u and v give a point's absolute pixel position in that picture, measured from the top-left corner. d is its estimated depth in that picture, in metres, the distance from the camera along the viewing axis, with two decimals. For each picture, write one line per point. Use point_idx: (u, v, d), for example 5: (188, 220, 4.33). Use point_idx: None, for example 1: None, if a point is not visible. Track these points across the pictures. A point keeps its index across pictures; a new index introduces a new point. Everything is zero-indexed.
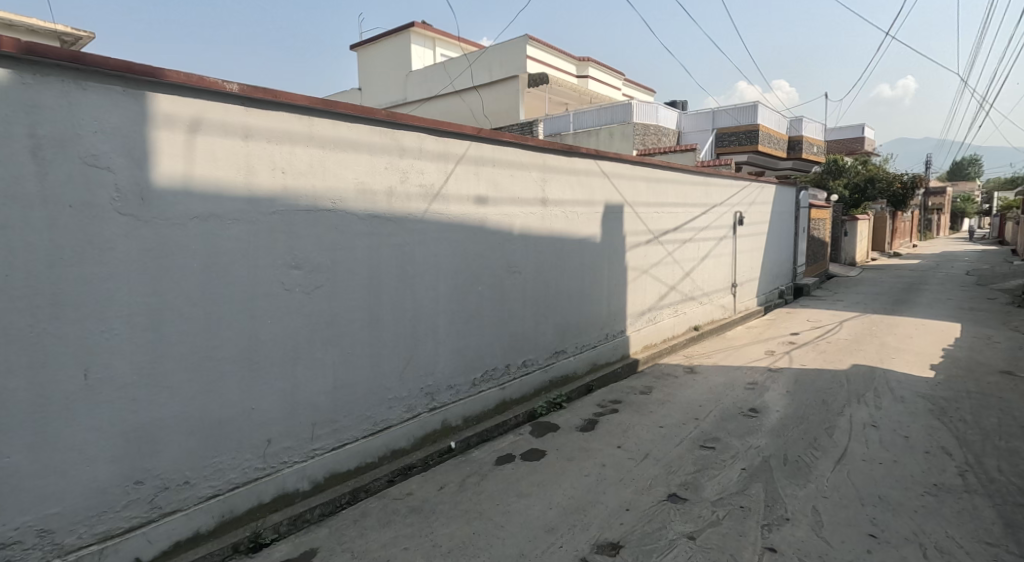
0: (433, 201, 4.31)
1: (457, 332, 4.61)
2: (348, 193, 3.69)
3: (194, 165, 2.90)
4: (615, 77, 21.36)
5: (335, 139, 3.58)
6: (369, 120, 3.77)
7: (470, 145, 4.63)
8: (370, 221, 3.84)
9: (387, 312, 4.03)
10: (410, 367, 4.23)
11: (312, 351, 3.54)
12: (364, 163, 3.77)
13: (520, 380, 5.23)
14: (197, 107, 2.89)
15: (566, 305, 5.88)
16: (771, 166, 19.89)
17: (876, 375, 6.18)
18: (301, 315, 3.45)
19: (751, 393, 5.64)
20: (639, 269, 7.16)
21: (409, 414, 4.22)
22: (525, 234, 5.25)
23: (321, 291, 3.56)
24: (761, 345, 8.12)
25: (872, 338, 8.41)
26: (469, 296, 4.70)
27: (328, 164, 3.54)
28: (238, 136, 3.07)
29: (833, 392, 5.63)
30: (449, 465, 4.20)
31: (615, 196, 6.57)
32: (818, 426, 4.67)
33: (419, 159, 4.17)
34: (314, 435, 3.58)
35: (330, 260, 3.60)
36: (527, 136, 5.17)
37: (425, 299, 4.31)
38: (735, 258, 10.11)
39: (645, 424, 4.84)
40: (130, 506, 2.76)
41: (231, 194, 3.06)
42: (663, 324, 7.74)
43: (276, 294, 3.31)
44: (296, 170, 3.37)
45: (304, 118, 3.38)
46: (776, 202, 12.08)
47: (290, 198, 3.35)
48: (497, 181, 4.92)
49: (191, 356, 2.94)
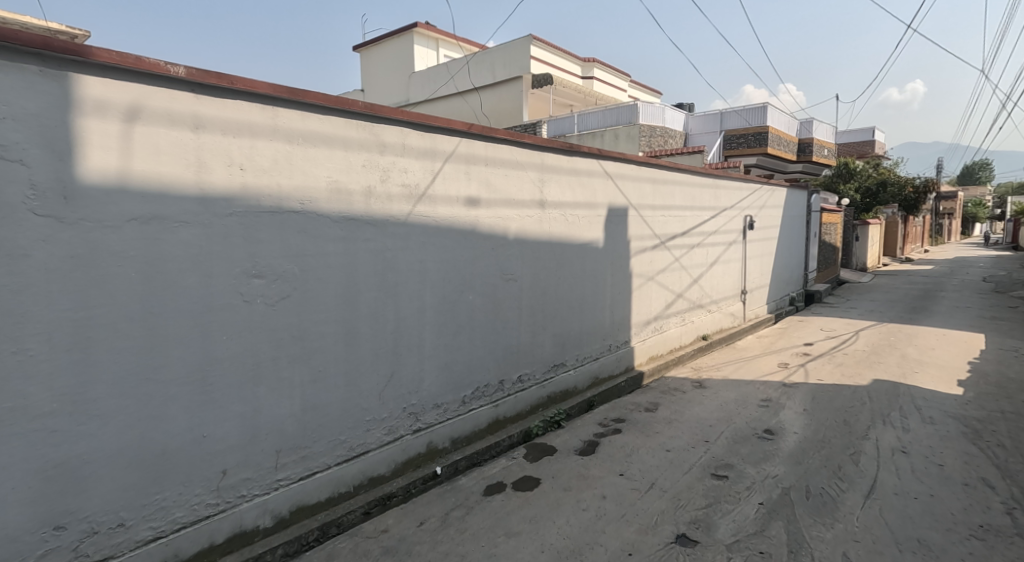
0: (418, 203, 3.92)
1: (444, 346, 4.22)
2: (321, 193, 3.31)
3: (132, 159, 2.52)
4: (621, 77, 20.86)
5: (305, 133, 3.20)
6: (344, 111, 3.40)
7: (460, 142, 4.24)
8: (346, 225, 3.46)
9: (365, 325, 3.64)
10: (391, 386, 3.84)
11: (277, 369, 3.16)
12: (339, 160, 3.39)
13: (514, 396, 4.84)
14: (136, 91, 2.52)
15: (565, 315, 5.48)
16: (781, 169, 19.42)
17: (900, 392, 5.73)
18: (264, 330, 3.07)
19: (765, 411, 5.21)
20: (644, 276, 6.75)
21: (390, 437, 3.84)
22: (522, 238, 4.86)
23: (288, 303, 3.18)
24: (774, 356, 7.67)
25: (891, 350, 7.94)
26: (458, 307, 4.31)
27: (295, 160, 3.16)
28: (187, 126, 2.69)
29: (855, 411, 5.20)
30: (432, 495, 3.81)
31: (619, 198, 6.16)
32: (841, 451, 4.24)
33: (402, 156, 3.79)
34: (279, 464, 3.20)
35: (298, 268, 3.22)
36: (523, 134, 4.78)
37: (408, 309, 3.92)
38: (745, 263, 9.67)
39: (650, 447, 4.43)
40: (48, 556, 2.39)
41: (180, 194, 2.68)
42: (670, 333, 7.33)
43: (234, 306, 2.93)
44: (258, 167, 2.99)
45: (267, 108, 3.01)
46: (788, 206, 11.62)
47: (251, 199, 2.97)
48: (490, 181, 4.53)
49: (128, 380, 2.56)
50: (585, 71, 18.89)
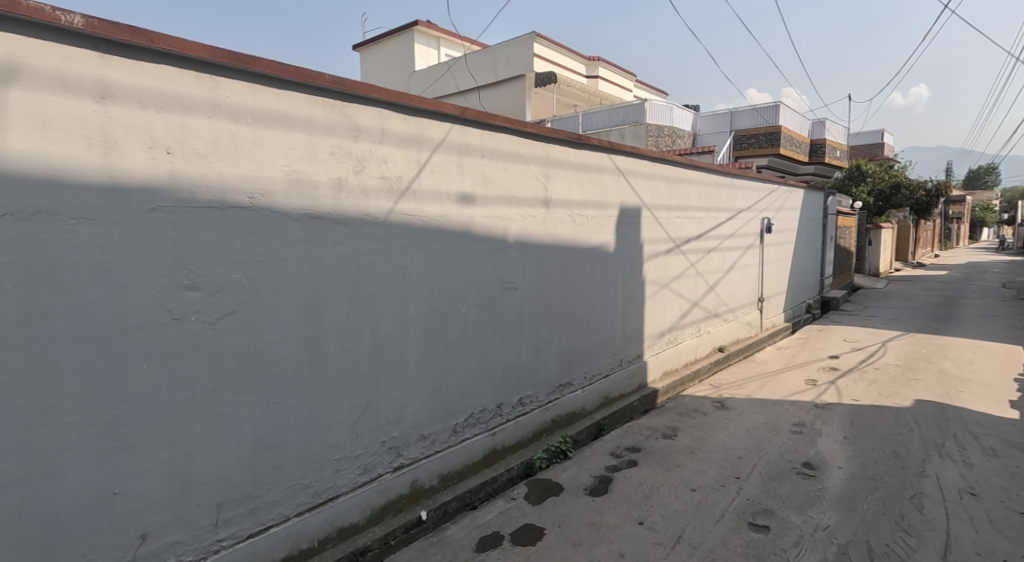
0: (400, 199, 3.31)
1: (432, 368, 3.60)
2: (276, 186, 2.70)
3: (7, 134, 1.93)
4: (627, 77, 20.24)
5: (255, 111, 2.59)
6: (306, 86, 2.79)
7: (451, 129, 3.63)
8: (309, 224, 2.85)
9: (334, 345, 3.02)
10: (367, 418, 3.22)
11: (218, 404, 2.53)
12: (300, 145, 2.78)
13: (514, 423, 4.22)
14: (14, 46, 1.94)
15: (573, 327, 4.85)
16: (792, 171, 18.76)
17: (950, 417, 5.09)
18: (201, 356, 2.46)
19: (800, 439, 4.58)
20: (658, 283, 6.12)
21: (365, 477, 3.22)
22: (523, 241, 4.24)
23: (232, 321, 2.56)
24: (799, 371, 7.00)
25: (926, 364, 7.28)
26: (449, 321, 3.69)
27: (242, 144, 2.55)
28: (88, 95, 2.09)
29: (903, 439, 4.56)
30: (415, 550, 3.19)
31: (631, 197, 5.54)
32: (899, 493, 3.61)
33: (380, 143, 3.18)
34: (220, 520, 2.57)
35: (246, 277, 2.60)
36: (525, 121, 4.17)
37: (388, 325, 3.30)
38: (762, 269, 9.03)
39: (672, 485, 3.80)
40: None
41: (79, 182, 2.08)
42: (685, 346, 6.69)
43: (159, 327, 2.31)
44: (192, 152, 2.38)
45: (205, 77, 2.40)
46: (805, 208, 10.97)
47: (182, 191, 2.36)
48: (487, 174, 3.91)
49: (3, 424, 1.97)
50: (591, 70, 18.28)
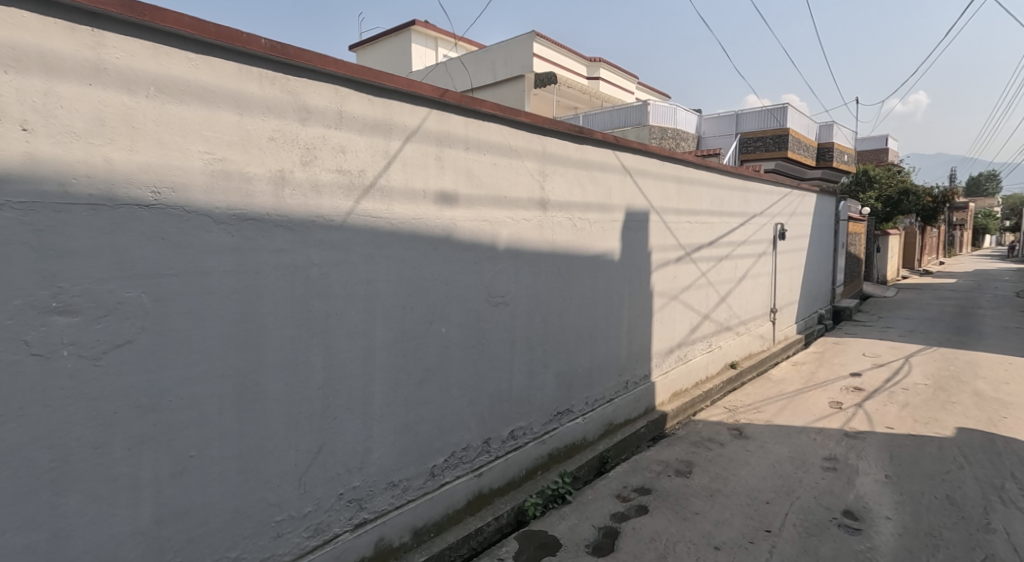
0: (363, 197, 2.70)
1: (403, 402, 2.98)
2: (193, 178, 2.09)
3: None
4: (627, 77, 19.67)
5: (162, 79, 1.99)
6: (235, 52, 2.19)
7: (428, 114, 3.03)
8: (240, 228, 2.24)
9: (275, 380, 2.40)
10: (319, 467, 2.60)
11: (105, 464, 1.92)
12: (227, 126, 2.18)
13: (504, 460, 3.61)
14: None
15: (573, 345, 4.23)
16: (799, 174, 18.21)
17: (1002, 450, 4.46)
18: (78, 401, 1.85)
19: (835, 479, 3.96)
20: (667, 295, 5.51)
21: (317, 540, 2.61)
22: (515, 249, 3.62)
23: (126, 354, 1.94)
24: (821, 391, 6.38)
25: (958, 384, 6.65)
26: (425, 345, 3.08)
27: (140, 122, 1.94)
28: None
29: (955, 479, 3.94)
30: None
31: (638, 199, 4.94)
32: (967, 556, 3.00)
33: (336, 129, 2.57)
34: None
35: (148, 296, 1.99)
36: (518, 109, 3.56)
37: (346, 352, 2.68)
38: (775, 279, 8.42)
39: (691, 541, 3.18)
40: None
41: None
42: (696, 363, 6.08)
43: (8, 365, 1.71)
44: (62, 130, 1.78)
45: (81, 28, 1.81)
46: (817, 213, 10.38)
47: (46, 181, 1.76)
48: (472, 169, 3.30)
49: None
50: (591, 71, 17.77)
